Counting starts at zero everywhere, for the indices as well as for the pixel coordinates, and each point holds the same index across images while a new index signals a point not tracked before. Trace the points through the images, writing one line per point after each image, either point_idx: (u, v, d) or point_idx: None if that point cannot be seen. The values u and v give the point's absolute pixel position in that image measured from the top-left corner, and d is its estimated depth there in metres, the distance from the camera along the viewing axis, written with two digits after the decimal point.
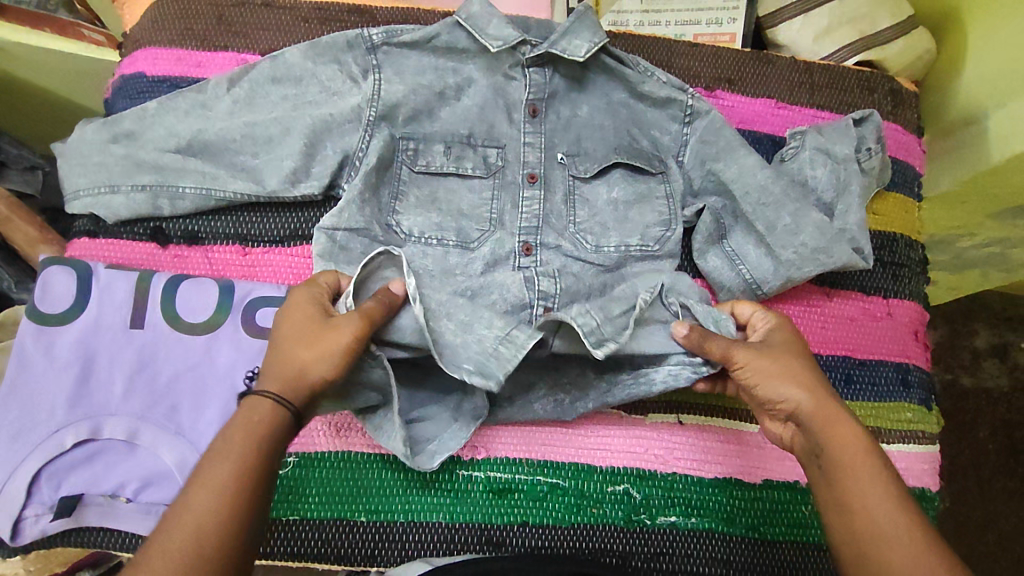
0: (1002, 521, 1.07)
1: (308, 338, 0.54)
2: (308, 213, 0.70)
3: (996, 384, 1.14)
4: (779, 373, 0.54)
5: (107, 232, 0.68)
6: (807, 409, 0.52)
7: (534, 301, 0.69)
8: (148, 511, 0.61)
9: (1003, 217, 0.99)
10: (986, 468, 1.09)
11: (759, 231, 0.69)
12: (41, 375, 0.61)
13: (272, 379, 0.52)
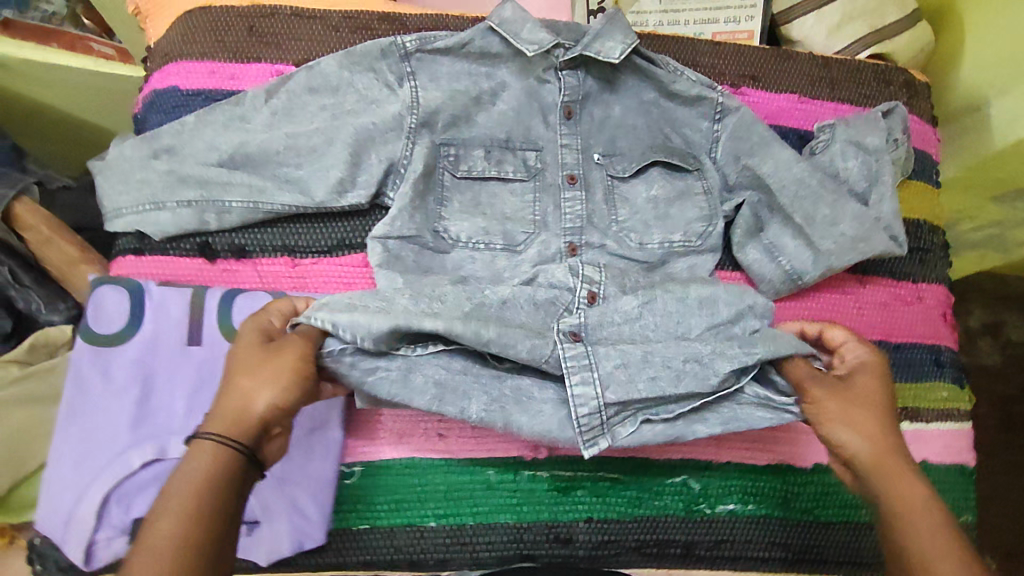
0: (1013, 492, 1.12)
1: (239, 367, 0.52)
2: (356, 222, 0.71)
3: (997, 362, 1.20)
4: (841, 417, 0.57)
5: (153, 249, 0.68)
6: (877, 458, 0.55)
7: (578, 284, 0.68)
8: None
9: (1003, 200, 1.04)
10: (996, 442, 1.14)
11: (797, 223, 0.72)
12: (100, 397, 0.60)
13: (218, 418, 0.50)
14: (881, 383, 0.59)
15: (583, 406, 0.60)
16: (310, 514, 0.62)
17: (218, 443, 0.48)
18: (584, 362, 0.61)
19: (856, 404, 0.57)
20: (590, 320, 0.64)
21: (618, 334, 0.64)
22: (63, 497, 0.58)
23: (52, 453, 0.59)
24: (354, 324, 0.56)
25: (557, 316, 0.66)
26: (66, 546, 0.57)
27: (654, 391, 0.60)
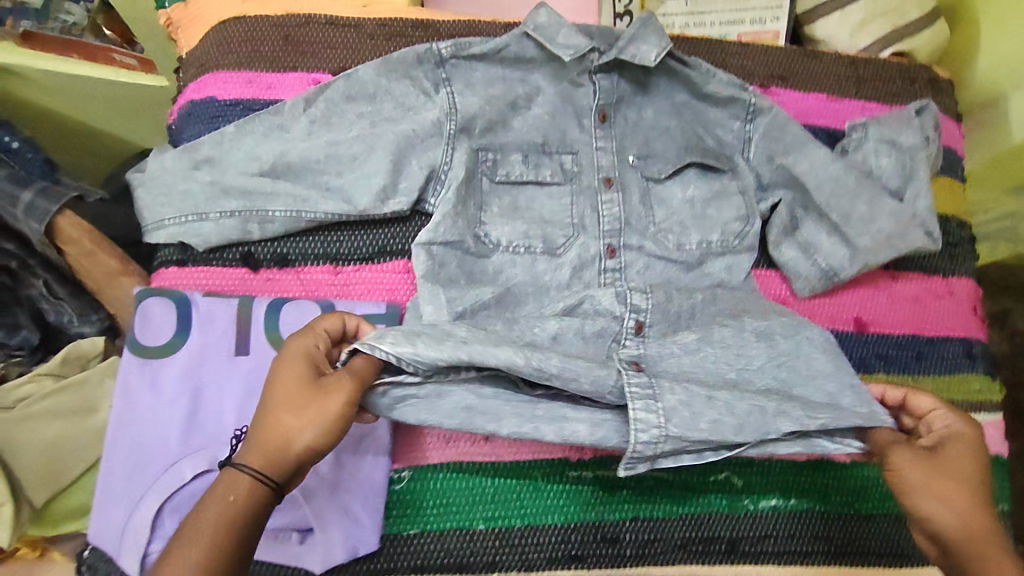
0: None
1: (284, 400, 0.51)
2: (397, 228, 0.70)
3: None
4: (934, 489, 0.54)
5: (197, 260, 0.67)
6: (970, 540, 0.52)
7: (625, 313, 0.67)
8: (276, 536, 0.62)
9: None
10: None
11: (833, 221, 0.73)
12: (150, 408, 0.60)
13: (253, 451, 0.49)
14: (970, 453, 0.56)
15: (643, 432, 0.59)
16: (362, 520, 0.62)
17: (247, 478, 0.48)
18: (646, 392, 0.60)
19: (948, 476, 0.54)
20: (649, 351, 0.64)
21: (678, 366, 0.64)
22: (116, 509, 0.57)
23: (104, 465, 0.58)
24: (420, 357, 0.56)
25: (610, 348, 0.67)
26: (120, 560, 0.57)
27: (717, 433, 0.59)
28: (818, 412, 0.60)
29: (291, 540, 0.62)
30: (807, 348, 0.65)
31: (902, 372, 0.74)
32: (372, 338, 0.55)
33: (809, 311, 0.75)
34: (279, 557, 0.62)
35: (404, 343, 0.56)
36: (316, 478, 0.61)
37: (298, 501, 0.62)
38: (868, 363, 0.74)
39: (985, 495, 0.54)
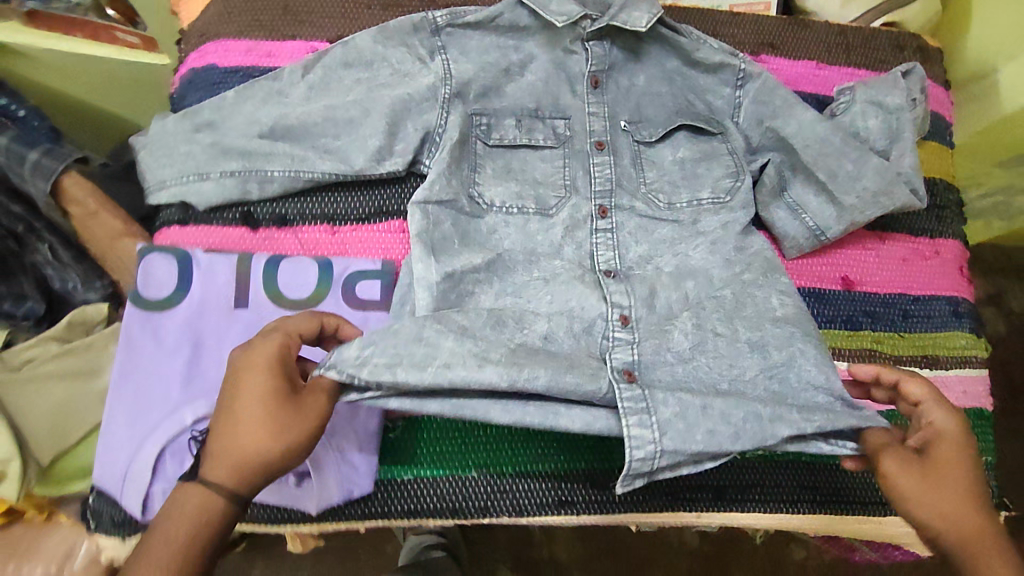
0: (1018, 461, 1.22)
1: (251, 416, 0.51)
2: (394, 190, 0.72)
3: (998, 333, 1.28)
4: (927, 495, 0.54)
5: (198, 219, 0.69)
6: (967, 544, 0.53)
7: (609, 308, 0.68)
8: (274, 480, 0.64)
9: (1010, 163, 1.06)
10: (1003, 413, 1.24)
11: (820, 180, 0.74)
12: (152, 357, 0.62)
13: (224, 465, 0.50)
14: (963, 454, 0.56)
15: (638, 452, 0.59)
16: (358, 465, 0.64)
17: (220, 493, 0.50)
18: (640, 405, 0.60)
19: (938, 481, 0.55)
20: (643, 358, 0.64)
21: (671, 374, 0.64)
22: (119, 451, 0.60)
23: (107, 411, 0.60)
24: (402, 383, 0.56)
25: (600, 347, 0.67)
26: (123, 499, 0.59)
27: (711, 445, 0.59)
28: (814, 415, 0.61)
29: (288, 483, 0.64)
30: (801, 360, 0.64)
31: (889, 330, 0.75)
32: (351, 366, 0.55)
33: (798, 270, 0.76)
34: (278, 500, 0.64)
35: (383, 371, 0.56)
36: None
37: None
38: (855, 321, 0.75)
39: (981, 496, 0.55)
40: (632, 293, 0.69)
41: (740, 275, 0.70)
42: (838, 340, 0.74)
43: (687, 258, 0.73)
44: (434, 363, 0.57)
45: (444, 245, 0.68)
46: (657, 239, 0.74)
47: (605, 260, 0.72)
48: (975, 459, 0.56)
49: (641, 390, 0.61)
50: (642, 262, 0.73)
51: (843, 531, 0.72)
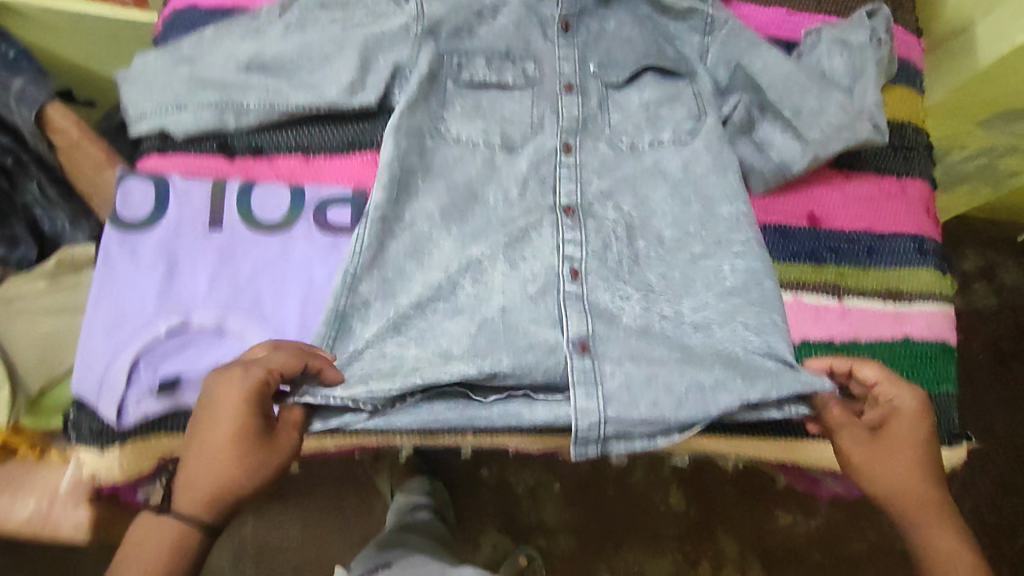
0: (997, 425, 1.32)
1: (225, 457, 0.55)
2: (367, 124, 0.74)
3: (986, 303, 1.39)
4: (884, 462, 0.64)
5: (176, 148, 0.72)
6: (917, 501, 0.63)
7: (560, 261, 0.71)
8: None
9: (990, 124, 1.10)
10: (986, 380, 1.34)
11: (786, 117, 0.75)
12: (128, 275, 0.64)
13: (192, 496, 0.54)
14: (917, 427, 0.65)
15: (582, 420, 0.64)
16: None
17: (185, 525, 0.54)
18: (589, 376, 0.66)
19: (891, 452, 0.64)
20: (597, 330, 0.68)
21: (625, 339, 0.69)
22: (95, 360, 0.62)
23: (86, 324, 0.63)
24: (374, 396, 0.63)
25: (559, 306, 0.69)
26: (99, 407, 0.62)
27: (656, 413, 0.65)
28: (755, 381, 0.66)
29: None
30: (742, 331, 0.69)
31: (852, 266, 0.77)
32: (323, 392, 0.62)
33: (762, 207, 0.77)
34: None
35: (356, 388, 0.63)
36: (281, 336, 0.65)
37: None
38: (820, 255, 0.76)
39: (930, 464, 0.65)
40: (586, 236, 0.72)
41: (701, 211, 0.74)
42: (800, 273, 0.76)
43: (647, 197, 0.75)
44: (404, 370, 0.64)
45: (404, 190, 0.70)
46: (619, 176, 0.75)
47: (566, 193, 0.74)
48: (928, 433, 0.66)
49: (591, 362, 0.67)
50: (602, 197, 0.74)
51: (800, 453, 0.75)
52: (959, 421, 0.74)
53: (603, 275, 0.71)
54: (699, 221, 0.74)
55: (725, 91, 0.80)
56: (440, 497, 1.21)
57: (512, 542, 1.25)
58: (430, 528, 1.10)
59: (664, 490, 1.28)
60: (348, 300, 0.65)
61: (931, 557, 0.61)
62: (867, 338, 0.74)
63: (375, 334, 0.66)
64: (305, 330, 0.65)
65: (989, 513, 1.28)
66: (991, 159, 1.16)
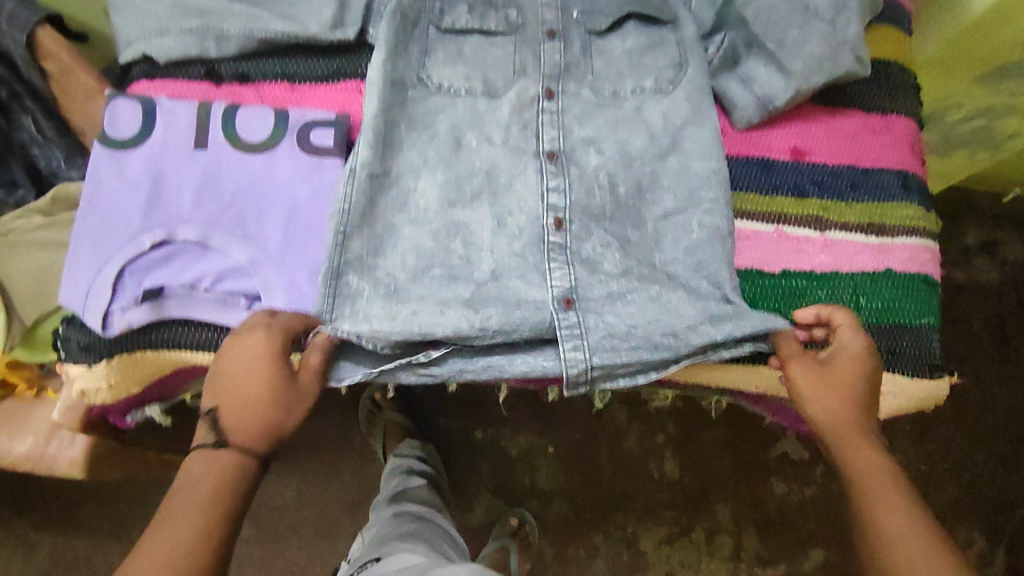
0: (998, 403, 1.30)
1: (262, 399, 0.59)
2: (349, 57, 0.74)
3: (988, 278, 1.35)
4: (819, 395, 0.65)
5: (164, 73, 0.73)
6: (848, 436, 0.63)
7: (544, 211, 0.70)
8: (224, 302, 0.66)
9: (986, 80, 1.06)
10: (988, 355, 1.32)
11: (770, 50, 0.73)
12: (115, 190, 0.66)
13: (242, 432, 0.58)
14: (860, 367, 0.66)
15: (574, 368, 0.66)
16: (309, 292, 0.66)
17: (242, 455, 0.58)
18: (576, 329, 0.67)
19: (831, 387, 0.65)
20: (579, 283, 0.69)
21: (607, 290, 0.69)
22: (83, 270, 0.64)
23: (74, 238, 0.65)
24: (378, 336, 0.65)
25: (545, 258, 0.70)
26: (84, 315, 0.63)
27: (635, 355, 0.67)
28: (723, 322, 0.68)
29: (240, 305, 0.66)
30: (719, 269, 0.71)
31: (836, 199, 0.77)
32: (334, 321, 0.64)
33: (745, 141, 0.77)
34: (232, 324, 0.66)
35: (362, 324, 0.65)
36: (265, 254, 0.66)
37: (246, 270, 0.66)
38: (803, 188, 0.76)
39: (868, 398, 0.66)
40: (571, 184, 0.71)
41: (682, 143, 0.74)
42: (781, 205, 0.76)
43: (628, 144, 0.73)
44: (404, 314, 0.66)
45: (390, 144, 0.70)
46: (602, 121, 0.74)
47: (548, 139, 0.72)
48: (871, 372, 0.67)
49: (575, 315, 0.67)
50: (584, 143, 0.73)
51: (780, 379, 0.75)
52: (939, 351, 0.75)
53: (587, 225, 0.71)
54: (677, 175, 0.73)
55: (709, 35, 0.77)
56: (432, 462, 1.18)
57: (504, 504, 1.25)
58: (434, 504, 1.05)
59: (658, 458, 1.27)
60: (340, 259, 0.66)
61: (857, 480, 0.61)
62: (849, 270, 0.75)
63: (372, 294, 0.66)
64: (289, 242, 0.67)
65: (990, 491, 1.27)
66: (990, 119, 1.13)
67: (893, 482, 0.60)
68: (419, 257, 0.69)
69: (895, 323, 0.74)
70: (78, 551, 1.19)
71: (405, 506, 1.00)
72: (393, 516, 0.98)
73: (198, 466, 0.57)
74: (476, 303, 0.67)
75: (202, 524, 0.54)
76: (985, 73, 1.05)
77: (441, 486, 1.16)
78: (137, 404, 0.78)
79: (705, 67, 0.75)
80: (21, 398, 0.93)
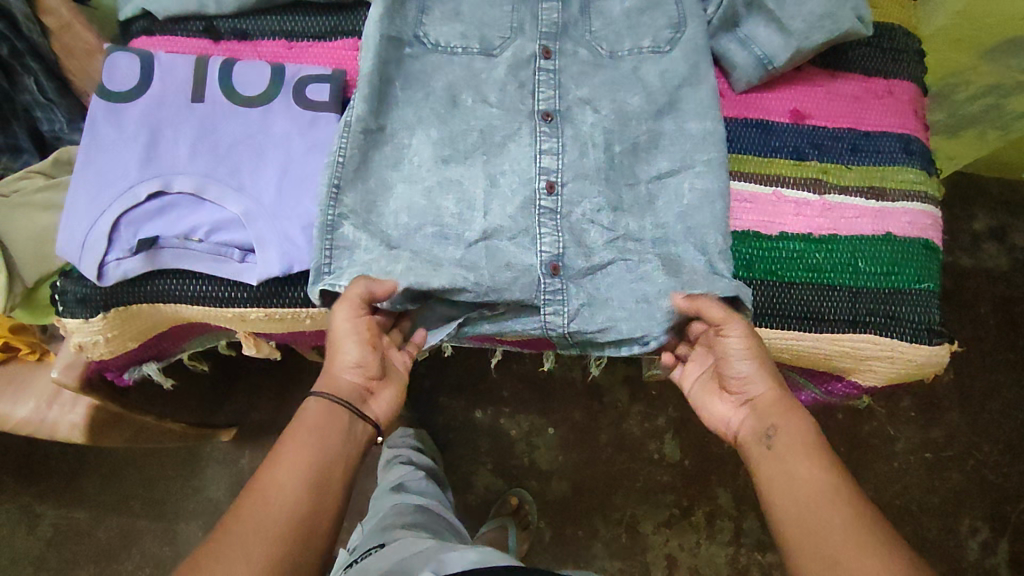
0: (1005, 390, 1.28)
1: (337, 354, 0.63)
2: (346, 15, 0.74)
3: (996, 263, 1.33)
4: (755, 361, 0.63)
5: (163, 30, 0.74)
6: (776, 404, 0.61)
7: (537, 173, 0.70)
8: (217, 253, 0.66)
9: (996, 53, 1.02)
10: (995, 341, 1.30)
11: (770, 10, 0.72)
12: (114, 142, 0.68)
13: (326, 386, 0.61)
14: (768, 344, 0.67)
15: (554, 330, 0.70)
16: (300, 243, 0.67)
17: (332, 402, 0.60)
18: (558, 295, 0.69)
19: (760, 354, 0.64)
20: (567, 250, 0.70)
21: (592, 259, 0.70)
22: (80, 220, 0.65)
23: (73, 190, 0.66)
24: (379, 276, 0.64)
25: (536, 221, 0.70)
26: (80, 264, 0.65)
27: (609, 325, 0.69)
28: (695, 289, 0.67)
29: (233, 256, 0.66)
30: (704, 234, 0.70)
31: (836, 162, 0.76)
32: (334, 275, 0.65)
33: (744, 104, 0.77)
34: (222, 274, 0.67)
35: (362, 270, 0.65)
36: (258, 206, 0.67)
37: (240, 221, 0.67)
38: (803, 152, 0.76)
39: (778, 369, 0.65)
40: (564, 145, 0.71)
41: (676, 103, 0.73)
42: (779, 167, 0.75)
43: (625, 104, 0.72)
44: (400, 264, 0.66)
45: (385, 102, 0.70)
46: (598, 82, 0.73)
47: (545, 99, 0.72)
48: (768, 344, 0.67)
49: (560, 282, 0.69)
50: (581, 103, 0.72)
51: (771, 343, 0.73)
52: (941, 318, 0.73)
53: (582, 185, 0.70)
54: (671, 138, 0.73)
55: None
56: (430, 451, 1.17)
57: (504, 483, 1.24)
58: (435, 495, 1.02)
59: (658, 439, 1.26)
60: (335, 211, 0.66)
61: (780, 450, 0.58)
62: (848, 234, 0.74)
63: (376, 249, 0.66)
64: (283, 195, 0.67)
65: (996, 479, 1.24)
66: (998, 98, 1.05)
67: (811, 444, 0.58)
68: (414, 214, 0.69)
69: (894, 288, 0.73)
70: (80, 522, 1.19)
71: (405, 498, 0.96)
72: (392, 507, 0.94)
73: (299, 424, 0.58)
74: (467, 265, 0.68)
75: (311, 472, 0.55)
76: (992, 48, 1.02)
77: (442, 480, 1.13)
78: (134, 361, 0.81)
79: (704, 27, 0.74)
80: (24, 362, 0.88)
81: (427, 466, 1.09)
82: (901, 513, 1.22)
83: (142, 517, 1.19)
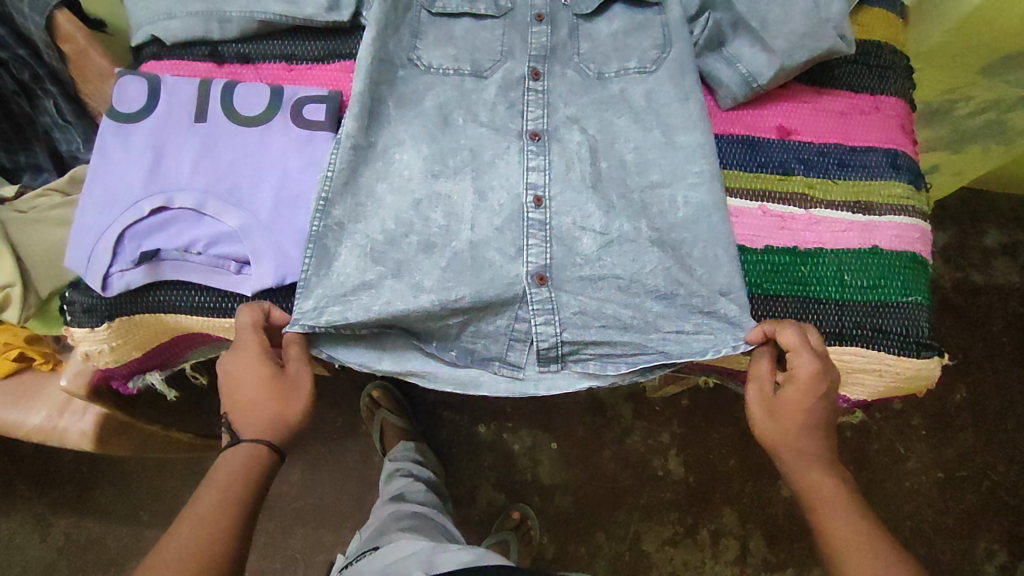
0: (1019, 410, 1.25)
1: (264, 398, 0.66)
2: (347, 38, 0.77)
3: (1007, 280, 1.31)
4: (784, 425, 0.65)
5: (171, 55, 0.79)
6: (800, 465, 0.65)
7: (524, 187, 0.72)
8: (216, 265, 0.70)
9: (993, 70, 0.99)
10: (1009, 359, 1.28)
11: (754, 29, 0.74)
12: (121, 157, 0.71)
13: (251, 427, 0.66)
14: (814, 398, 0.65)
15: (543, 341, 0.73)
16: (293, 256, 0.70)
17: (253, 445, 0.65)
18: (547, 305, 0.72)
19: (792, 412, 0.65)
20: (553, 260, 0.72)
21: (580, 273, 0.72)
22: (88, 231, 0.69)
23: (84, 203, 0.71)
24: (351, 323, 0.69)
25: (523, 232, 0.72)
26: (87, 275, 0.68)
27: (603, 337, 0.72)
28: (687, 321, 0.71)
29: (230, 269, 0.70)
30: (695, 239, 0.72)
31: (822, 178, 0.77)
32: (309, 319, 0.68)
33: (730, 121, 0.78)
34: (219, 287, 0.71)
35: (337, 312, 0.69)
36: (256, 223, 0.70)
37: (238, 236, 0.70)
38: (789, 166, 0.77)
39: (821, 422, 0.66)
40: (550, 162, 0.73)
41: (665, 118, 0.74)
42: (765, 182, 0.76)
43: (611, 123, 0.74)
44: (376, 300, 0.69)
45: (376, 121, 0.73)
46: (586, 101, 0.75)
47: (533, 118, 0.74)
48: (825, 392, 0.65)
49: (547, 292, 0.72)
50: (567, 122, 0.74)
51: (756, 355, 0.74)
52: (930, 330, 0.73)
53: (567, 199, 0.72)
54: (660, 152, 0.73)
55: (694, 16, 0.77)
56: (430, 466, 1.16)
57: (506, 498, 1.24)
58: (435, 507, 1.02)
59: (662, 455, 1.25)
60: (321, 225, 0.69)
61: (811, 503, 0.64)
62: (833, 247, 0.74)
63: (354, 261, 0.69)
64: (279, 211, 0.71)
65: (1012, 500, 1.21)
66: (1001, 112, 1.04)
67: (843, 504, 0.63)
68: (392, 231, 0.71)
69: (880, 301, 0.73)
70: (91, 531, 1.22)
71: (405, 507, 0.97)
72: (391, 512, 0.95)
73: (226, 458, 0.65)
74: (460, 275, 0.70)
75: (225, 505, 0.62)
76: (991, 65, 0.98)
77: (443, 491, 1.13)
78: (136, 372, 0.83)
79: (690, 47, 0.76)
80: (38, 373, 0.89)
81: (429, 480, 1.08)
82: (912, 536, 1.20)
83: (152, 527, 1.22)
